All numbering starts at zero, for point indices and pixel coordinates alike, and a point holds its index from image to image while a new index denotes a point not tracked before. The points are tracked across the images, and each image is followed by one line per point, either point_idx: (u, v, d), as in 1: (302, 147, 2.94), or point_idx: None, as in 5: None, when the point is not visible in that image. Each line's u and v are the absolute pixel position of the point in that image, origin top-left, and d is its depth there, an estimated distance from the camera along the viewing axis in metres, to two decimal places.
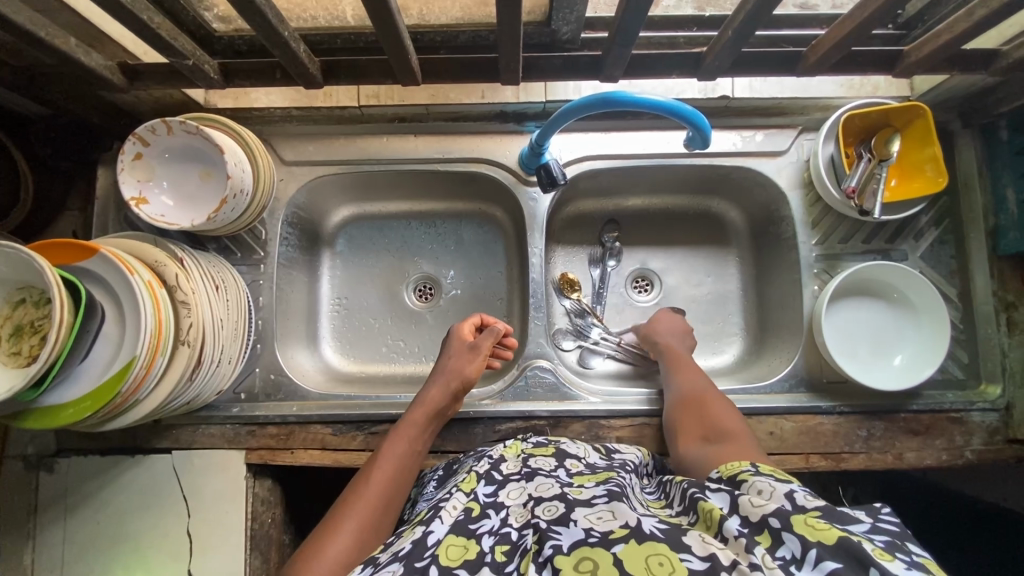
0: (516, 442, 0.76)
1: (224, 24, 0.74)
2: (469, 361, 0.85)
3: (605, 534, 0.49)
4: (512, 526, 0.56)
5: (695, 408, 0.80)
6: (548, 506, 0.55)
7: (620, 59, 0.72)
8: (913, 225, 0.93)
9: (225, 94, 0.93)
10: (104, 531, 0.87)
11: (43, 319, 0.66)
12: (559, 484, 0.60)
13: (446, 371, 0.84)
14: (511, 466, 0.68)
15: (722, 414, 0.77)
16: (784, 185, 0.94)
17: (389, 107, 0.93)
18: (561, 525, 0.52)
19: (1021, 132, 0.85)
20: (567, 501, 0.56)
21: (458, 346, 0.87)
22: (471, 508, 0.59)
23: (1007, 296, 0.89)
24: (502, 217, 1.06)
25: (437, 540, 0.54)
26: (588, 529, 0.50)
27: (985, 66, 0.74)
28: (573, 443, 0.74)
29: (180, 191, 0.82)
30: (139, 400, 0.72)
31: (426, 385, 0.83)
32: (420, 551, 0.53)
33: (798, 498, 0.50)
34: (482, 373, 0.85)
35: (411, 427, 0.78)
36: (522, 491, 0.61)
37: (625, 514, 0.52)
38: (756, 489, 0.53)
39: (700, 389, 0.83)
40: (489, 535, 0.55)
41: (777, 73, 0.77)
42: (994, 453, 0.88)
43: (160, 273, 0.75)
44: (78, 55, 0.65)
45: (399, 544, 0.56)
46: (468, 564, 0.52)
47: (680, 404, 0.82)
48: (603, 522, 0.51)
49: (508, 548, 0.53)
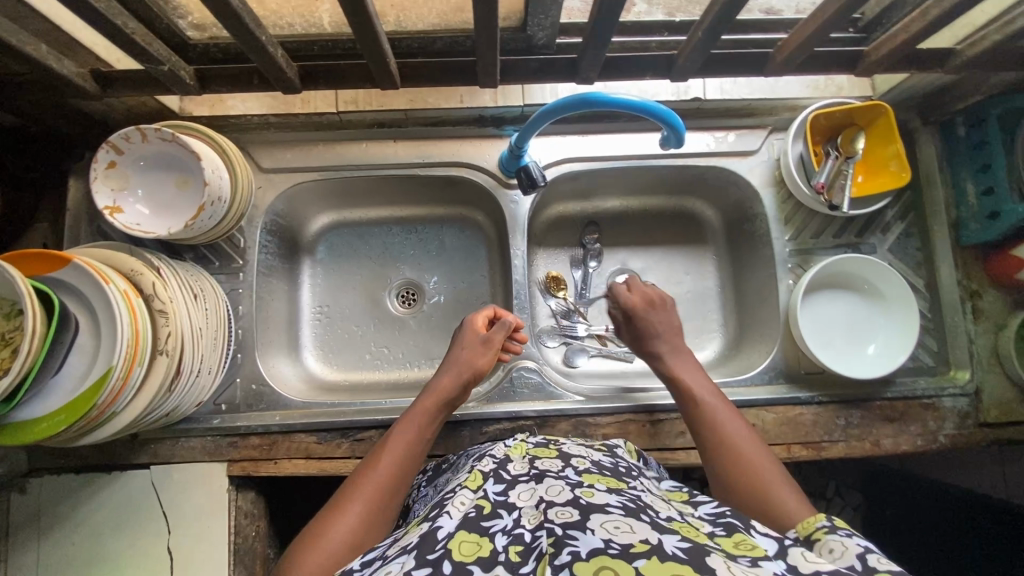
0: (520, 443, 0.76)
1: (199, 31, 0.74)
2: (481, 353, 0.83)
3: (625, 547, 0.48)
4: (526, 527, 0.55)
5: (715, 430, 0.73)
6: (562, 510, 0.55)
7: (595, 60, 0.73)
8: (879, 220, 0.96)
9: (200, 102, 0.92)
10: (80, 551, 0.85)
11: (14, 331, 0.64)
12: (569, 486, 0.59)
13: (459, 362, 0.82)
14: (518, 466, 0.67)
15: (746, 440, 0.71)
16: (756, 183, 0.97)
17: (368, 113, 0.93)
18: (579, 529, 0.51)
19: (977, 128, 0.90)
20: (580, 507, 0.55)
21: (472, 336, 0.85)
22: (481, 505, 0.59)
23: (971, 285, 0.93)
24: (483, 221, 1.07)
25: (448, 534, 0.54)
26: (607, 540, 0.49)
27: (942, 64, 0.77)
28: (578, 444, 0.74)
29: (154, 200, 0.81)
30: (116, 412, 0.70)
31: (438, 374, 0.81)
32: (431, 543, 0.53)
33: (870, 560, 0.50)
34: (494, 365, 0.84)
35: (422, 413, 0.75)
36: (534, 492, 0.60)
37: (643, 529, 0.51)
38: (827, 547, 0.54)
39: (715, 404, 0.76)
40: (502, 534, 0.54)
41: (747, 74, 0.79)
42: (967, 437, 0.91)
43: (137, 283, 0.73)
44: (50, 62, 0.64)
45: (406, 539, 0.56)
46: (482, 561, 0.51)
47: (695, 423, 0.75)
48: (622, 534, 0.50)
49: (522, 549, 0.52)
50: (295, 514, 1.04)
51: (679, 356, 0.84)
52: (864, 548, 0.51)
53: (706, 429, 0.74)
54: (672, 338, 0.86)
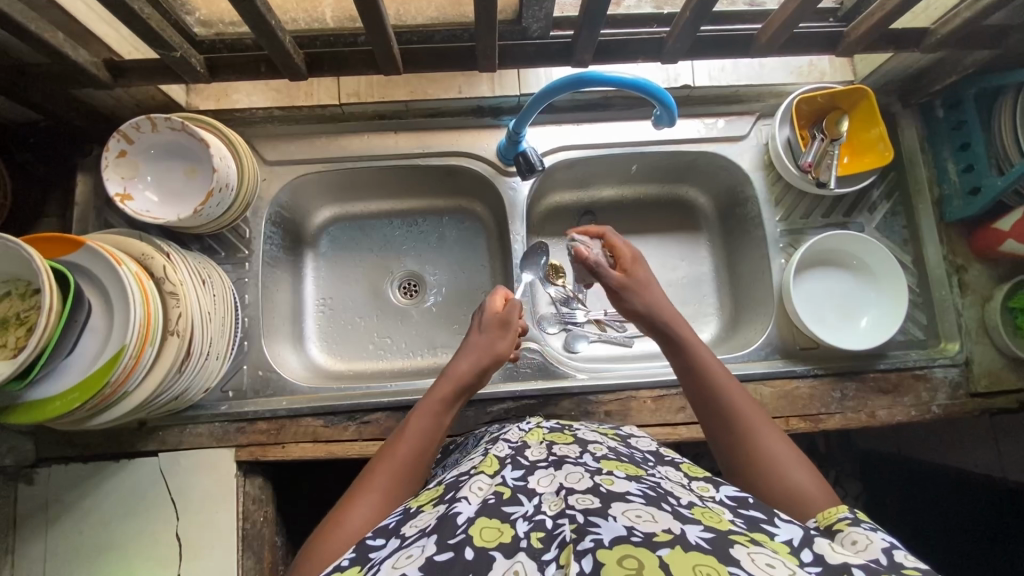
0: (534, 427, 0.74)
1: (206, 27, 0.77)
2: (500, 337, 0.82)
3: (647, 535, 0.46)
4: (547, 513, 0.52)
5: (725, 410, 0.70)
6: (582, 497, 0.52)
7: (589, 42, 0.76)
8: (866, 199, 1.00)
9: (205, 97, 0.95)
10: (89, 540, 0.85)
11: (29, 310, 0.66)
12: (589, 474, 0.57)
13: (477, 348, 0.80)
14: (535, 452, 0.65)
15: (758, 420, 0.68)
16: (747, 167, 1.00)
17: (370, 105, 0.96)
18: (600, 516, 0.49)
19: (954, 109, 0.94)
20: (601, 495, 0.52)
21: (492, 317, 0.83)
22: (500, 491, 0.56)
23: (956, 260, 0.97)
24: (482, 212, 1.09)
25: (469, 520, 0.52)
26: (630, 527, 0.47)
27: (918, 43, 0.81)
28: (593, 430, 0.73)
29: (163, 187, 0.83)
30: (128, 392, 0.71)
31: (455, 359, 0.80)
32: (450, 528, 0.52)
33: (896, 556, 0.49)
34: (514, 349, 0.83)
35: (438, 399, 0.74)
36: (553, 478, 0.57)
37: (666, 519, 0.49)
38: (850, 538, 0.53)
39: (724, 380, 0.72)
40: (523, 520, 0.52)
41: (733, 56, 0.82)
42: (960, 407, 0.93)
43: (147, 266, 0.75)
44: (67, 50, 0.67)
45: (422, 519, 0.56)
46: (504, 547, 0.50)
47: (702, 402, 0.72)
48: (644, 523, 0.48)
49: (544, 535, 0.50)
50: (303, 505, 1.05)
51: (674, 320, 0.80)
52: (889, 544, 0.50)
53: (715, 409, 0.70)
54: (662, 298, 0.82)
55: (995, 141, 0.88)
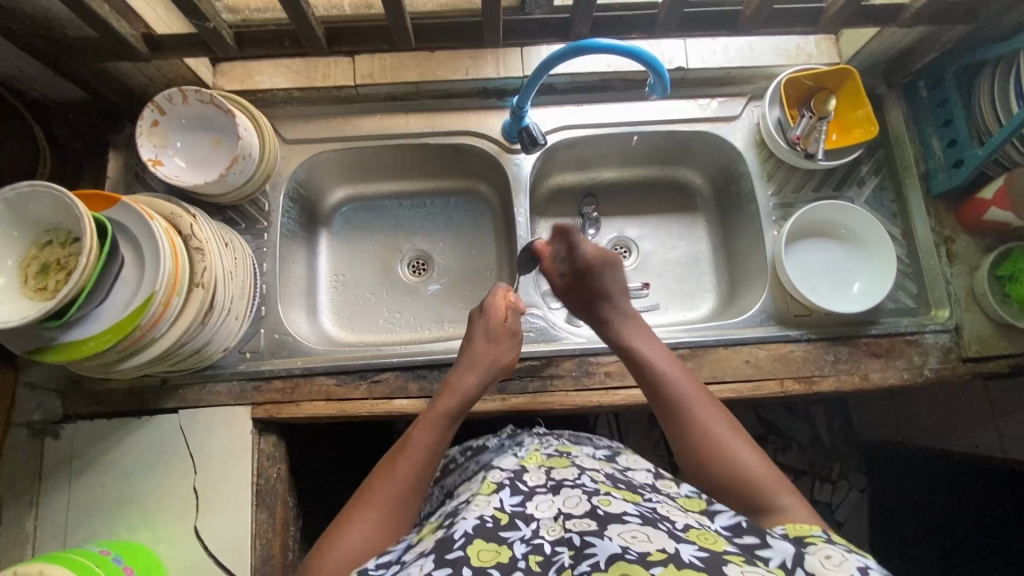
0: (532, 451, 0.73)
1: (233, 14, 0.86)
2: (498, 347, 0.86)
3: (642, 554, 0.47)
4: (545, 537, 0.53)
5: (681, 409, 0.72)
6: (580, 521, 0.53)
7: (586, 16, 0.83)
8: (855, 174, 1.05)
9: (230, 79, 1.01)
10: (110, 492, 0.89)
11: (69, 257, 0.72)
12: (586, 496, 0.57)
13: (481, 360, 0.84)
14: (533, 476, 0.63)
15: (716, 419, 0.71)
16: (740, 145, 1.05)
17: (383, 86, 1.02)
18: (597, 536, 0.50)
19: (937, 89, 1.00)
20: (599, 518, 0.53)
21: (498, 325, 0.87)
22: (499, 517, 0.56)
23: (944, 232, 1.00)
24: (487, 192, 1.15)
25: (467, 537, 0.53)
26: (624, 546, 0.48)
27: (895, 19, 0.87)
28: (591, 457, 0.71)
29: (191, 156, 0.90)
30: (154, 338, 0.76)
31: (459, 372, 0.83)
32: (449, 544, 0.53)
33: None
34: (517, 361, 0.88)
35: (441, 412, 0.77)
36: (552, 503, 0.57)
37: (660, 538, 0.50)
38: (825, 553, 0.52)
39: (678, 378, 0.75)
40: (522, 543, 0.52)
41: (720, 32, 0.89)
42: (951, 371, 0.96)
43: (175, 224, 0.81)
44: (111, 21, 0.74)
45: (422, 544, 0.57)
46: (501, 565, 0.50)
47: (659, 404, 0.75)
48: (639, 543, 0.49)
49: (542, 559, 0.50)
50: (315, 473, 1.08)
51: (630, 324, 0.84)
52: (862, 564, 0.50)
53: (671, 407, 0.73)
54: (623, 303, 0.86)
55: (976, 114, 0.92)
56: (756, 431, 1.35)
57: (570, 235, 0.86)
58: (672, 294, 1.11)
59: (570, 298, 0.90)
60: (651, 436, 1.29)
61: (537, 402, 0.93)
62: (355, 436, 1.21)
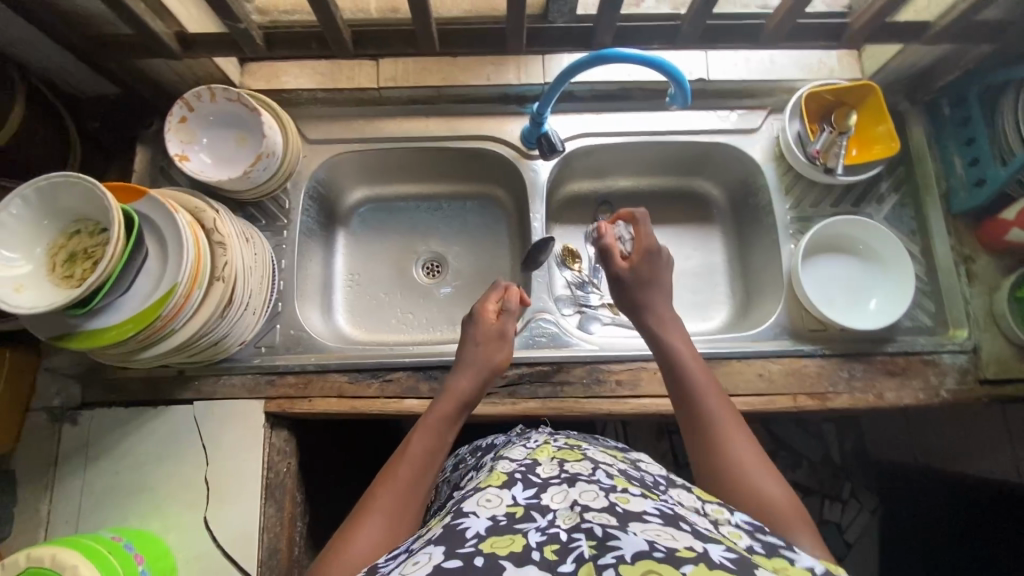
0: (542, 444, 0.73)
1: (262, 15, 0.88)
2: (486, 349, 0.86)
3: (669, 551, 0.47)
4: (561, 527, 0.52)
5: (706, 413, 0.72)
6: (599, 514, 0.52)
7: (609, 25, 0.84)
8: (874, 190, 1.04)
9: (257, 78, 1.04)
10: (123, 480, 0.91)
11: (96, 247, 0.75)
12: (604, 492, 0.57)
13: (476, 363, 0.84)
14: (546, 469, 0.64)
15: (739, 433, 0.70)
16: (759, 158, 1.05)
17: (405, 89, 1.04)
18: (619, 530, 0.50)
19: (959, 106, 0.99)
20: (618, 514, 0.53)
21: (486, 330, 0.88)
22: (513, 510, 0.56)
23: (964, 250, 0.99)
24: (503, 197, 1.15)
25: (479, 535, 0.52)
26: (652, 542, 0.48)
27: (918, 36, 0.87)
28: (602, 451, 0.71)
29: (217, 151, 0.92)
30: (174, 330, 0.78)
31: (455, 375, 0.83)
32: (460, 540, 0.52)
33: None
34: (510, 360, 0.87)
35: (438, 417, 0.77)
36: (566, 495, 0.57)
37: (686, 538, 0.50)
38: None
39: (708, 385, 0.75)
40: (537, 533, 0.52)
41: (743, 44, 0.89)
42: (968, 393, 0.94)
43: (200, 217, 0.83)
44: (146, 19, 0.76)
45: (431, 532, 0.57)
46: (514, 556, 0.49)
47: (683, 403, 0.75)
48: (665, 540, 0.49)
49: (558, 548, 0.50)
50: (323, 469, 1.08)
51: (671, 324, 0.85)
52: None
53: (697, 409, 0.73)
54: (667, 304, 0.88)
55: (1000, 135, 0.91)
56: (766, 447, 1.34)
57: (642, 219, 0.93)
58: (686, 305, 1.11)
59: (628, 280, 0.89)
60: (660, 446, 1.28)
61: (546, 408, 0.93)
62: (363, 434, 1.21)
